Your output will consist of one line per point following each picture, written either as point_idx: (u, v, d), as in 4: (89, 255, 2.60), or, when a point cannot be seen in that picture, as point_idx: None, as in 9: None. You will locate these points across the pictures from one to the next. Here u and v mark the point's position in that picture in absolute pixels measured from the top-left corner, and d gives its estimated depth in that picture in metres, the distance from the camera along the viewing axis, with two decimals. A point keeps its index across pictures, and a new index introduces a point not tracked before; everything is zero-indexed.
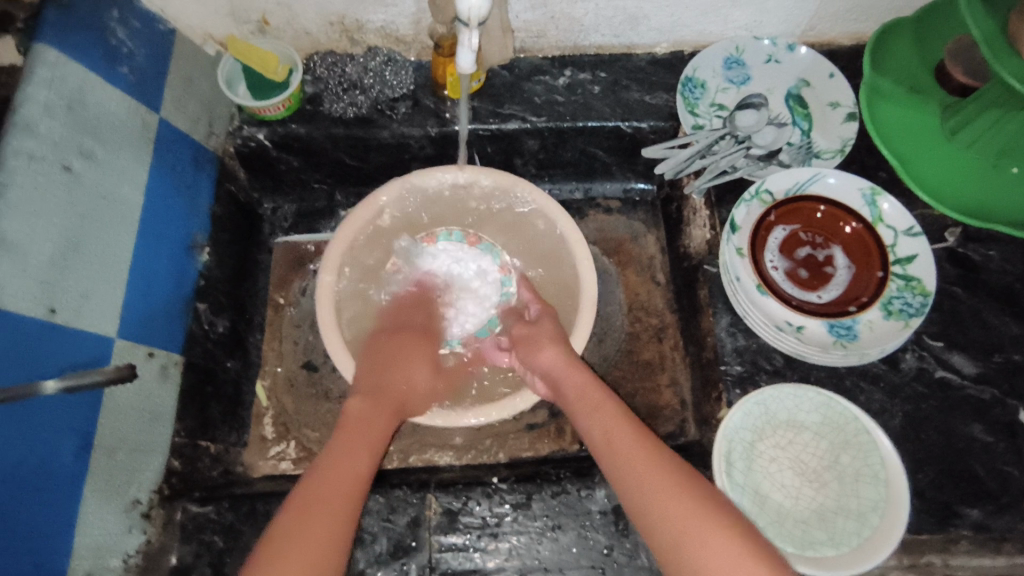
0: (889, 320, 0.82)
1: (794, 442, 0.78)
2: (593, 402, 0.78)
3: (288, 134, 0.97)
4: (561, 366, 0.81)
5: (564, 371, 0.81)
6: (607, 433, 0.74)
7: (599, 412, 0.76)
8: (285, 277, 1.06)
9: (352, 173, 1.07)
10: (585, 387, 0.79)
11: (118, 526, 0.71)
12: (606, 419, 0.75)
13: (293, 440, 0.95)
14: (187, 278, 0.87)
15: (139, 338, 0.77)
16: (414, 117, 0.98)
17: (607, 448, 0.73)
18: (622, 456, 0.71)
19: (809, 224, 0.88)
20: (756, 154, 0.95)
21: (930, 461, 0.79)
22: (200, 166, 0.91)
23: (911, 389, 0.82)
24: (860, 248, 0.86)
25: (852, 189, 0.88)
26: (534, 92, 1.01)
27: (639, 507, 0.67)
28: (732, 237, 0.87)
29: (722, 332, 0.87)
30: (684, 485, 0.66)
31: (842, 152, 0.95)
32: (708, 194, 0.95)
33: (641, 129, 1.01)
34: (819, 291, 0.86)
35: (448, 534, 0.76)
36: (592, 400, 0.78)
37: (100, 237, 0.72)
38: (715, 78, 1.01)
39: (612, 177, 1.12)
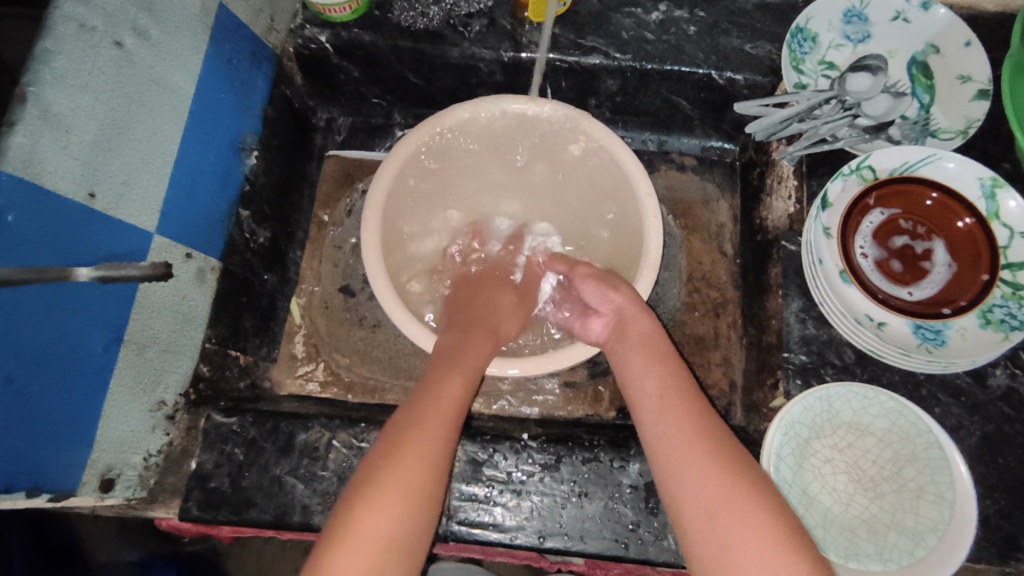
0: (986, 330, 0.73)
1: (853, 446, 0.72)
2: (657, 352, 0.71)
3: (351, 40, 0.90)
4: (629, 311, 0.76)
5: (630, 317, 0.75)
6: (663, 386, 0.67)
7: (659, 365, 0.69)
8: (332, 195, 1.01)
9: (414, 92, 1.00)
10: (651, 336, 0.73)
11: (142, 424, 0.70)
12: (663, 373, 0.68)
13: (322, 363, 0.92)
14: (233, 181, 0.83)
15: (180, 237, 0.74)
16: (487, 37, 0.90)
17: (659, 403, 0.66)
18: (676, 412, 0.64)
19: (912, 211, 0.78)
20: (862, 125, 0.85)
21: (1003, 489, 0.72)
22: (257, 63, 0.86)
23: (996, 409, 0.74)
24: (968, 246, 0.76)
25: (967, 176, 0.77)
26: (622, 25, 0.91)
27: (678, 465, 0.61)
28: (820, 215, 0.79)
29: (791, 317, 0.79)
30: (738, 457, 0.60)
31: (966, 134, 0.84)
32: (800, 164, 0.86)
33: (734, 81, 0.91)
34: (910, 288, 0.77)
35: (469, 483, 0.73)
36: (653, 351, 0.71)
37: (148, 123, 0.68)
38: (829, 33, 0.89)
39: (692, 132, 1.02)
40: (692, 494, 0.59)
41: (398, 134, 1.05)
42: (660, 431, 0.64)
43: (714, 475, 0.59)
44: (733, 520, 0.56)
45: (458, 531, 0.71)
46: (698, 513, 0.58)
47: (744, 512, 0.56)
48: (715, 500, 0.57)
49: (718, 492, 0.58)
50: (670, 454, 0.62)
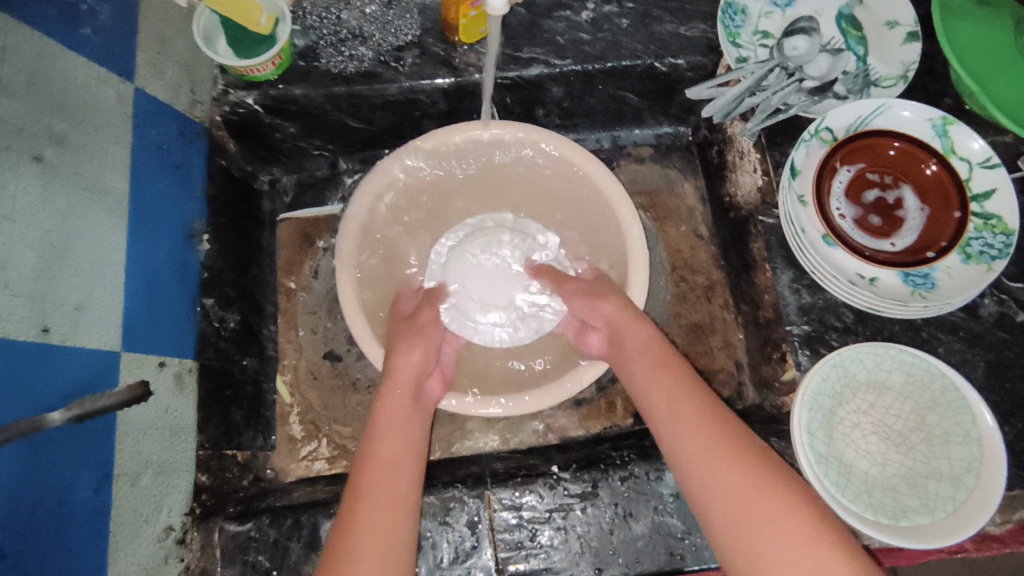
0: (969, 264, 0.75)
1: (875, 404, 0.73)
2: (657, 359, 0.70)
3: (281, 96, 0.84)
4: (620, 322, 0.75)
5: (628, 326, 0.74)
6: (672, 394, 0.66)
7: (663, 371, 0.68)
8: (294, 260, 0.96)
9: (357, 137, 0.96)
10: (649, 343, 0.72)
11: (153, 557, 0.64)
12: (670, 379, 0.67)
13: (324, 438, 0.88)
14: (189, 272, 0.77)
15: (149, 346, 0.68)
16: (423, 68, 0.86)
17: (669, 411, 0.65)
18: (689, 418, 0.63)
19: (877, 163, 0.80)
20: (808, 87, 0.86)
21: (1017, 412, 0.74)
22: (188, 141, 0.80)
23: (993, 337, 0.77)
24: (936, 188, 0.78)
25: (920, 120, 0.79)
26: (556, 31, 0.89)
27: (700, 474, 0.60)
28: (792, 184, 0.79)
29: (784, 290, 0.80)
30: (755, 454, 0.59)
31: (905, 77, 0.85)
32: (759, 137, 0.87)
33: (677, 66, 0.90)
34: (892, 238, 0.79)
35: (513, 531, 0.70)
36: (653, 359, 0.70)
37: (89, 236, 0.62)
38: (757, 3, 0.90)
39: (643, 122, 1.02)
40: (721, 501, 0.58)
41: (348, 181, 1.00)
42: (675, 439, 0.63)
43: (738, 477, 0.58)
44: (761, 525, 0.55)
45: None
46: (725, 525, 0.57)
47: (773, 513, 0.55)
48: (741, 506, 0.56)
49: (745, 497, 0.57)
50: (693, 468, 0.61)
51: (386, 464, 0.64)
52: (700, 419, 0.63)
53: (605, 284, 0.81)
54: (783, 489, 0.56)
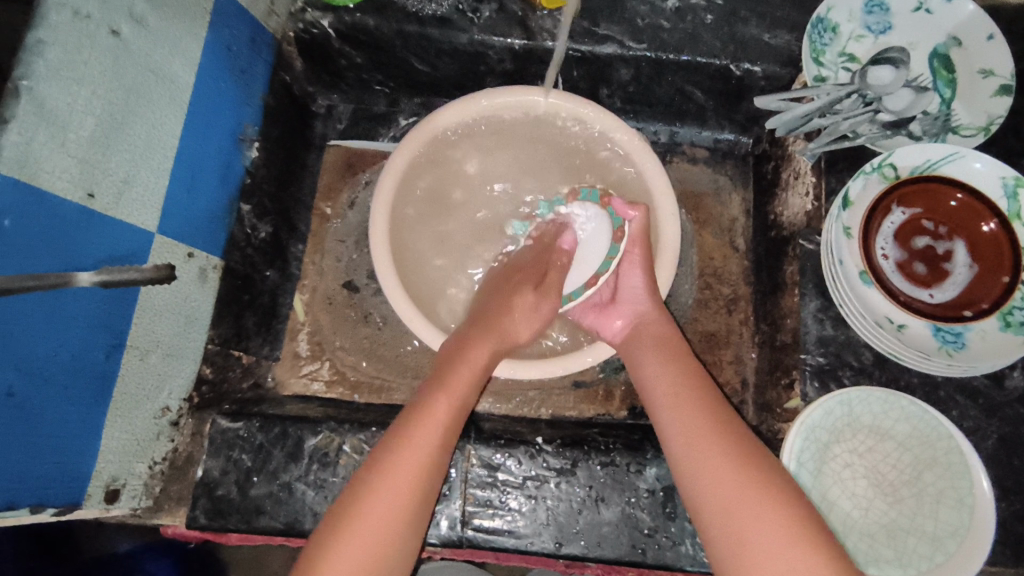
0: (1006, 333, 0.72)
1: (873, 450, 0.71)
2: (671, 352, 0.71)
3: (354, 24, 0.85)
4: (642, 309, 0.75)
5: (647, 316, 0.75)
6: (675, 384, 0.67)
7: (675, 363, 0.69)
8: (334, 186, 0.98)
9: (419, 80, 0.96)
10: (665, 336, 0.73)
11: (146, 432, 0.68)
12: (676, 371, 0.68)
13: (327, 361, 0.90)
14: (233, 174, 0.79)
15: (181, 236, 0.71)
16: (497, 23, 0.86)
17: (672, 402, 0.66)
18: (683, 408, 0.64)
19: (935, 211, 0.77)
20: (883, 120, 0.83)
21: (1018, 491, 0.72)
22: (257, 49, 0.82)
23: (1012, 411, 0.74)
24: (990, 247, 0.75)
25: (991, 176, 0.76)
26: (637, 12, 0.87)
27: (689, 465, 0.61)
28: (841, 214, 0.77)
29: (808, 318, 0.78)
30: (750, 452, 0.59)
31: (988, 130, 0.81)
32: (820, 160, 0.84)
33: (752, 73, 0.88)
34: (931, 290, 0.76)
35: (485, 488, 0.72)
36: (669, 350, 0.71)
37: (147, 117, 0.64)
38: (850, 23, 0.87)
39: (704, 123, 1.00)
40: (715, 487, 0.58)
41: (402, 122, 1.01)
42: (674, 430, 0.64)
43: (716, 464, 0.59)
44: (748, 517, 0.55)
45: (473, 537, 0.70)
46: (717, 506, 0.57)
47: (754, 505, 0.55)
48: (718, 491, 0.58)
49: (722, 486, 0.58)
50: (688, 452, 0.61)
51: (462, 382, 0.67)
52: (700, 411, 0.64)
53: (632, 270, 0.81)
54: (772, 484, 0.57)
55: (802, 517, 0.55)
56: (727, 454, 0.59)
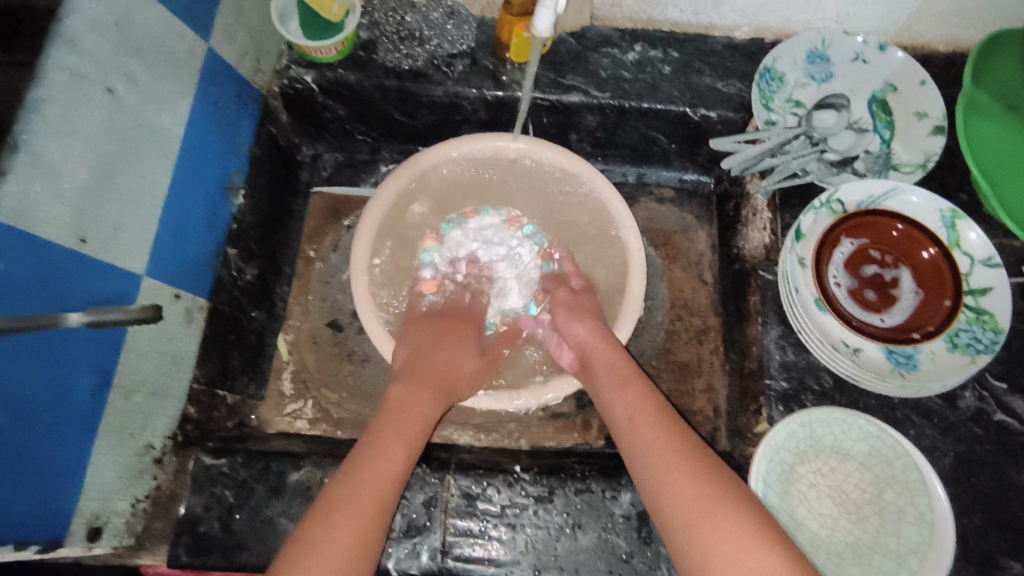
0: (954, 353, 0.77)
1: (836, 469, 0.74)
2: (623, 377, 0.74)
3: (337, 79, 0.91)
4: (591, 338, 0.80)
5: (596, 345, 0.79)
6: (632, 410, 0.70)
7: (629, 388, 0.73)
8: (319, 230, 1.02)
9: (399, 130, 1.02)
10: (617, 362, 0.76)
11: (130, 470, 0.69)
12: (632, 397, 0.72)
13: (310, 400, 0.92)
14: (220, 220, 0.83)
15: (168, 277, 0.74)
16: (470, 76, 0.92)
17: (631, 426, 0.69)
18: (647, 431, 0.67)
19: (880, 241, 0.83)
20: (830, 159, 0.89)
21: (977, 506, 0.75)
22: (244, 103, 0.87)
23: (966, 430, 0.78)
24: (933, 274, 0.81)
25: (929, 208, 0.82)
26: (600, 65, 0.94)
27: (656, 485, 0.63)
28: (795, 246, 0.82)
29: (770, 345, 0.82)
30: (707, 466, 0.63)
31: (924, 167, 0.88)
32: (774, 197, 0.90)
33: (708, 118, 0.94)
34: (883, 315, 0.81)
35: (464, 518, 0.73)
36: (621, 375, 0.75)
37: (137, 166, 0.68)
38: (795, 72, 0.94)
39: (669, 165, 1.06)
40: (676, 506, 0.61)
41: (383, 169, 1.06)
42: (636, 454, 0.67)
43: (686, 485, 0.61)
44: (710, 530, 0.57)
45: (453, 567, 0.71)
46: (682, 523, 0.59)
47: (715, 515, 0.58)
48: (691, 507, 0.60)
49: (694, 503, 0.60)
50: (650, 473, 0.64)
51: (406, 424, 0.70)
52: (655, 432, 0.67)
53: (583, 303, 0.86)
54: (729, 495, 0.59)
55: (762, 522, 0.57)
56: (684, 472, 0.62)
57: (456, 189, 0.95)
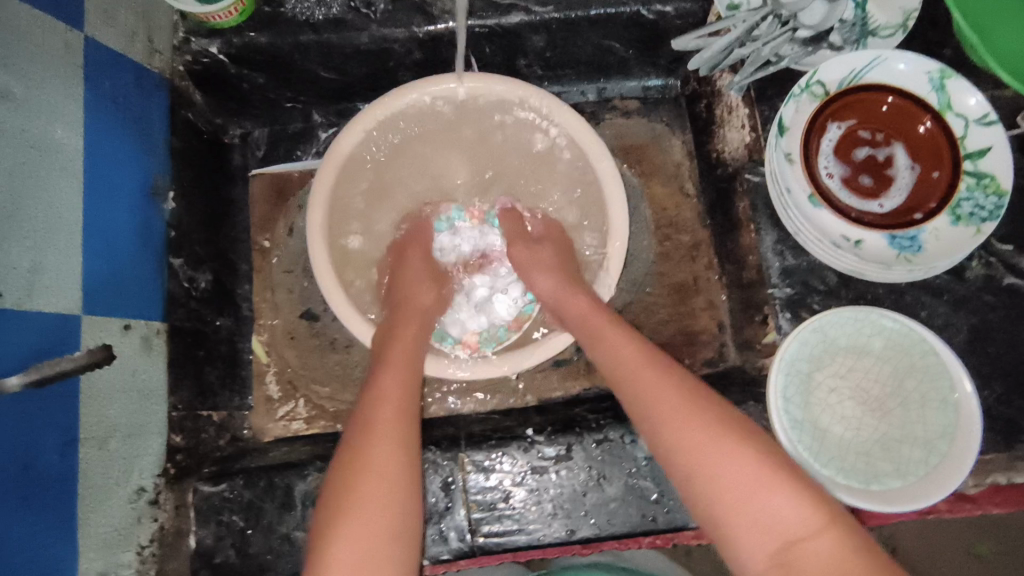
0: (957, 227, 0.73)
1: (854, 369, 0.72)
2: (599, 328, 0.69)
3: (246, 44, 0.80)
4: (557, 292, 0.75)
5: (569, 298, 0.74)
6: (620, 357, 0.65)
7: (612, 334, 0.68)
8: (268, 216, 0.93)
9: (329, 89, 0.91)
10: (591, 310, 0.71)
11: (124, 519, 0.65)
12: (616, 342, 0.66)
13: (302, 399, 0.87)
14: (153, 232, 0.75)
15: (112, 309, 0.67)
16: (395, 15, 0.81)
17: (621, 374, 0.64)
18: (641, 376, 0.62)
19: (869, 120, 0.77)
20: (802, 37, 0.81)
21: (997, 376, 0.73)
22: (147, 93, 0.76)
23: (978, 301, 0.75)
24: (928, 146, 0.75)
25: (916, 73, 0.75)
26: None
27: (660, 433, 0.58)
28: (780, 142, 0.76)
29: (767, 252, 0.78)
30: (711, 403, 0.58)
31: (904, 27, 0.80)
32: (748, 91, 0.82)
33: (665, 14, 0.85)
34: (881, 199, 0.76)
35: (485, 493, 0.71)
36: (599, 325, 0.69)
37: (40, 194, 0.59)
38: None
39: (630, 74, 0.97)
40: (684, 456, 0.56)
41: (324, 136, 0.96)
42: (633, 401, 0.62)
43: (695, 430, 0.56)
44: (730, 475, 0.53)
45: (485, 544, 0.69)
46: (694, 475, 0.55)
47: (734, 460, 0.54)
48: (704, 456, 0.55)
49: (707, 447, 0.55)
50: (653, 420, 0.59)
51: (384, 396, 0.62)
52: (650, 375, 0.62)
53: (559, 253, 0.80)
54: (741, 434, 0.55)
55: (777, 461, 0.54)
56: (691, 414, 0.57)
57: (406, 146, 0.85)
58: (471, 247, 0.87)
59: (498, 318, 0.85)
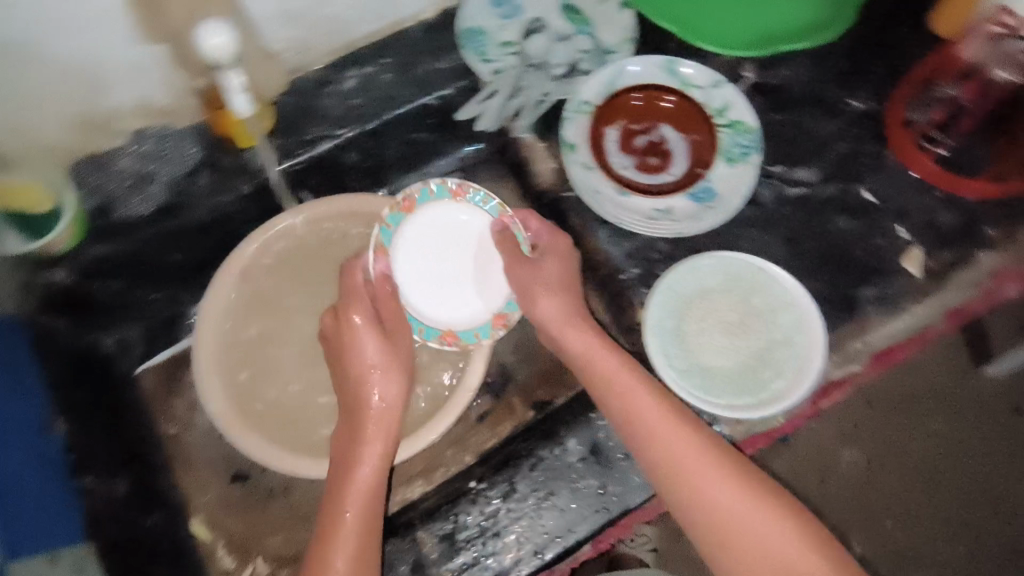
0: (735, 167, 0.89)
1: (710, 308, 0.83)
2: (622, 374, 0.72)
3: (96, 258, 0.88)
4: (562, 318, 0.78)
5: (569, 329, 0.77)
6: (628, 421, 0.69)
7: (632, 382, 0.71)
8: (167, 406, 0.94)
9: (178, 270, 0.95)
10: (607, 355, 0.74)
11: None
12: (637, 397, 0.70)
13: (259, 556, 0.87)
14: (54, 463, 0.80)
15: (35, 544, 0.72)
16: (220, 182, 0.91)
17: (639, 437, 0.68)
18: (665, 433, 0.67)
19: (634, 115, 0.92)
20: (559, 73, 0.98)
21: (819, 267, 0.86)
22: (9, 345, 0.83)
23: (780, 216, 0.89)
24: (683, 117, 0.91)
25: (651, 69, 0.92)
26: (329, 105, 0.95)
27: (689, 487, 0.64)
28: (574, 158, 0.89)
29: (607, 244, 0.89)
30: (728, 456, 0.65)
31: (632, 40, 0.98)
32: (536, 127, 0.99)
33: (445, 97, 1.00)
34: (670, 169, 0.90)
35: (455, 556, 0.74)
36: (633, 367, 0.72)
37: None
38: (492, 20, 0.98)
39: (441, 151, 1.05)
40: (705, 511, 0.62)
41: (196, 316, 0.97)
42: (657, 455, 0.66)
43: (720, 484, 0.63)
44: (748, 525, 0.60)
45: None
46: (718, 525, 0.62)
47: (754, 512, 0.61)
48: (729, 513, 0.62)
49: (731, 504, 0.62)
50: (677, 474, 0.65)
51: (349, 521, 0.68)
52: (671, 433, 0.67)
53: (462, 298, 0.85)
54: (760, 490, 0.62)
55: (790, 513, 0.61)
56: (716, 471, 0.64)
57: (263, 279, 0.92)
58: (468, 246, 0.87)
59: (441, 318, 0.86)
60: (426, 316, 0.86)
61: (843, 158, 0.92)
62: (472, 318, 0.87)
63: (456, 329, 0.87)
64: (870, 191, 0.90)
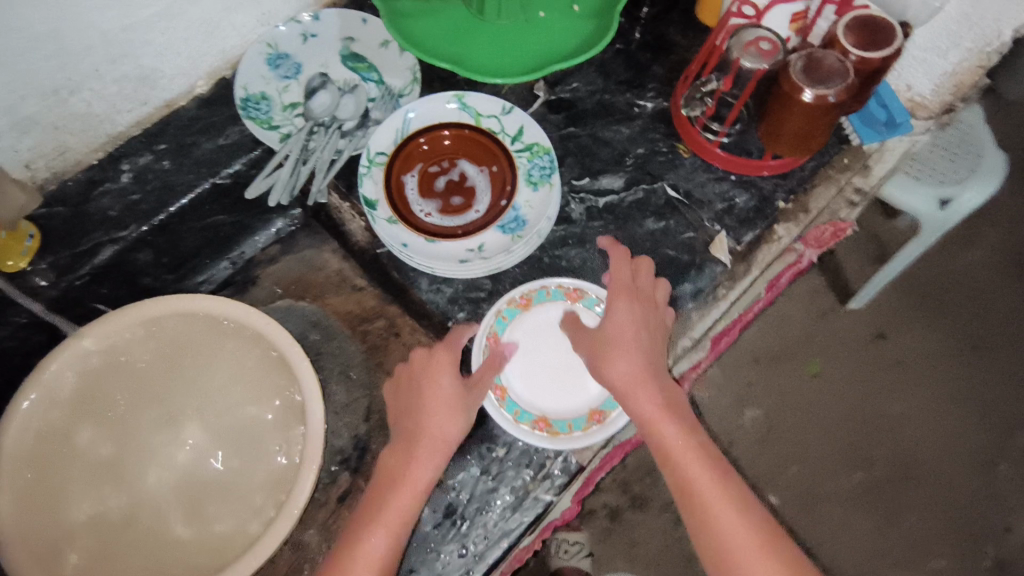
0: (538, 190, 0.88)
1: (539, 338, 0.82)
2: (643, 390, 0.70)
3: None
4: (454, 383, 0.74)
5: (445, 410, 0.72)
6: (681, 415, 0.70)
7: (655, 402, 0.70)
8: None
9: None
10: (625, 381, 0.71)
11: None
12: (673, 401, 0.70)
13: None
14: None
15: None
16: None
17: (677, 440, 0.67)
18: (688, 455, 0.66)
19: (428, 158, 0.89)
20: (349, 127, 0.95)
21: None
22: None
23: (592, 229, 0.90)
24: (477, 150, 0.89)
25: (439, 109, 0.91)
26: (104, 207, 0.89)
27: (702, 523, 0.63)
28: (376, 215, 0.87)
29: (429, 293, 0.87)
30: (741, 493, 0.65)
31: (417, 79, 0.96)
32: (335, 187, 0.94)
33: (236, 172, 0.96)
34: (476, 205, 0.89)
35: None
36: (642, 395, 0.70)
37: None
38: (271, 84, 0.95)
39: (252, 228, 1.00)
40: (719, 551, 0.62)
41: None
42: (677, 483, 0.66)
43: (731, 519, 0.62)
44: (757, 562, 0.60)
45: None
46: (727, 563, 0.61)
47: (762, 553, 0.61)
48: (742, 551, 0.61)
49: (745, 540, 0.61)
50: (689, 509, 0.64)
51: None
52: (690, 460, 0.66)
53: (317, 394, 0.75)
54: (768, 532, 0.62)
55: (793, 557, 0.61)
56: (727, 506, 0.63)
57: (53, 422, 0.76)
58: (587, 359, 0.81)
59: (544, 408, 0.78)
60: (523, 399, 0.78)
61: (642, 159, 0.94)
62: (574, 410, 0.78)
63: (550, 417, 0.77)
64: (672, 186, 0.92)
